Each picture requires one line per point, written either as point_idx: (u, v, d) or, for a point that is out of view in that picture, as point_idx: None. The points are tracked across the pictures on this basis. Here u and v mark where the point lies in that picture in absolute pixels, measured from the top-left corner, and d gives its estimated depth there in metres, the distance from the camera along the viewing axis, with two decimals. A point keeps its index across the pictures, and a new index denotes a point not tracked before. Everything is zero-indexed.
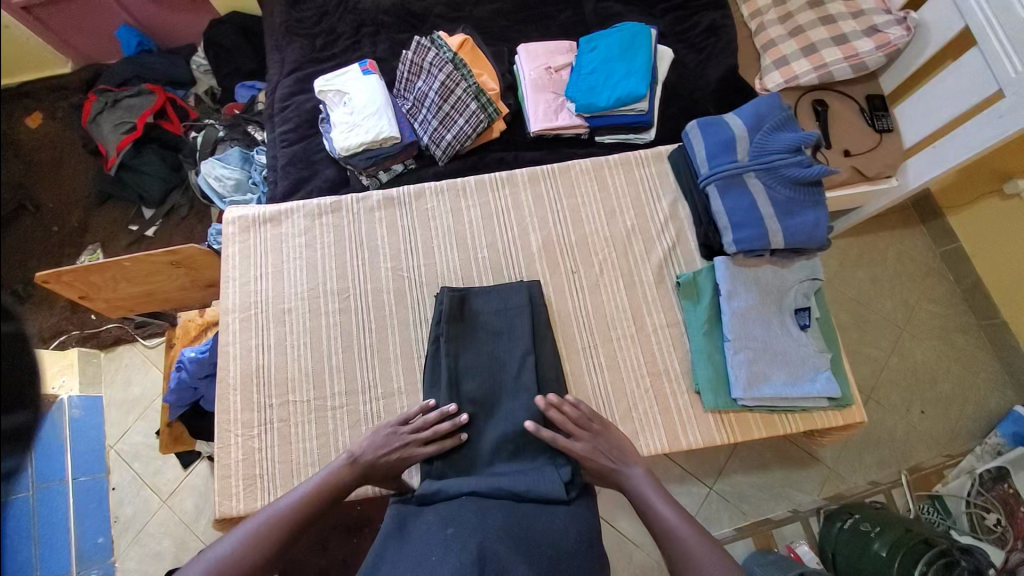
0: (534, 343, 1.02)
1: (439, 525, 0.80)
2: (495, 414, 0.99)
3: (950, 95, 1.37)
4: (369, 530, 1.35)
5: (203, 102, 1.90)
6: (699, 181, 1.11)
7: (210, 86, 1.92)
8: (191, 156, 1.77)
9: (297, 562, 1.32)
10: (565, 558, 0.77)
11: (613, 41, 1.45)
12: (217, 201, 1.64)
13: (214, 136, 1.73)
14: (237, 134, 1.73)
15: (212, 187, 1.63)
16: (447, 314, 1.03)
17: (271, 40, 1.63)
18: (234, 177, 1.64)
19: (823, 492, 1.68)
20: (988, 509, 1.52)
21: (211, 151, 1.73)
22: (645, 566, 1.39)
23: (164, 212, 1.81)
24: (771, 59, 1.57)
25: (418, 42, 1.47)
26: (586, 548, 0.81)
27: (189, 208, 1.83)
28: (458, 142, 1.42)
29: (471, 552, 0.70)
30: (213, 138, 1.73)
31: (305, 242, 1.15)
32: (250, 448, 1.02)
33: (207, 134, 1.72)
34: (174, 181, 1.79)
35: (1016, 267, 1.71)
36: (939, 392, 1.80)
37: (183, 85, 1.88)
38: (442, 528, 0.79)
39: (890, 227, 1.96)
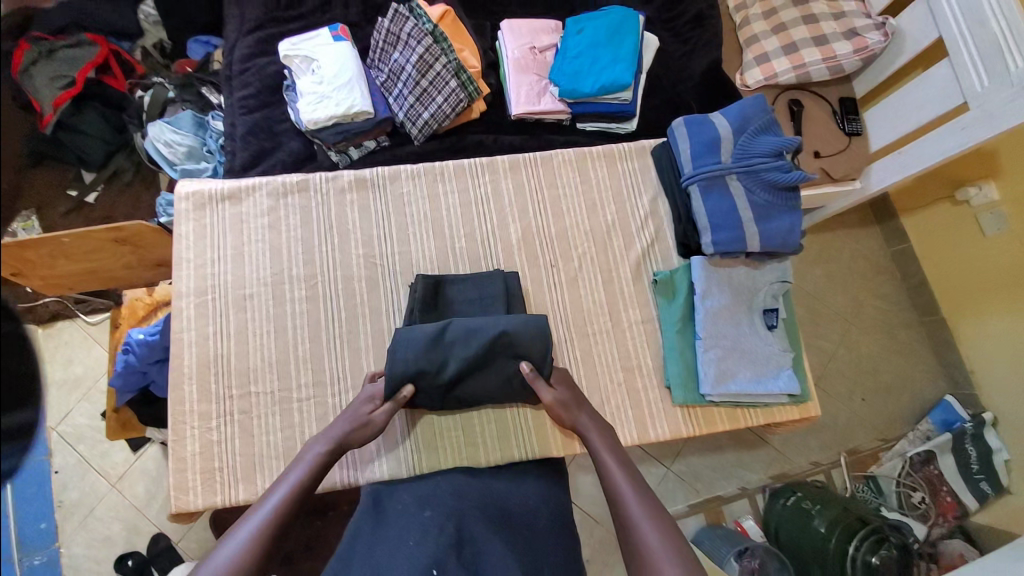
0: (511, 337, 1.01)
1: (415, 507, 0.87)
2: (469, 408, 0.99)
3: (918, 103, 1.42)
4: (334, 515, 1.33)
5: (151, 57, 1.72)
6: (681, 180, 1.11)
7: (159, 39, 1.72)
8: (137, 118, 1.64)
9: None
10: (539, 534, 0.86)
11: (600, 25, 1.41)
12: (167, 169, 1.53)
13: (163, 96, 1.57)
14: (189, 95, 1.59)
15: (160, 152, 1.51)
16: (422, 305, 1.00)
17: None
18: (187, 143, 1.52)
19: (769, 472, 1.77)
20: (915, 489, 1.69)
21: (159, 113, 1.58)
22: (604, 542, 1.44)
23: (106, 177, 1.67)
24: (753, 55, 1.57)
25: (395, 10, 1.37)
26: (561, 525, 0.90)
27: (135, 174, 1.69)
28: (436, 121, 1.35)
29: (450, 534, 0.78)
30: (163, 99, 1.58)
31: (269, 223, 1.07)
32: (207, 441, 0.97)
33: (156, 94, 1.57)
34: (117, 144, 1.64)
35: (958, 269, 1.82)
36: (880, 381, 1.93)
37: (129, 36, 1.69)
38: (421, 511, 0.85)
39: (850, 225, 2.05)
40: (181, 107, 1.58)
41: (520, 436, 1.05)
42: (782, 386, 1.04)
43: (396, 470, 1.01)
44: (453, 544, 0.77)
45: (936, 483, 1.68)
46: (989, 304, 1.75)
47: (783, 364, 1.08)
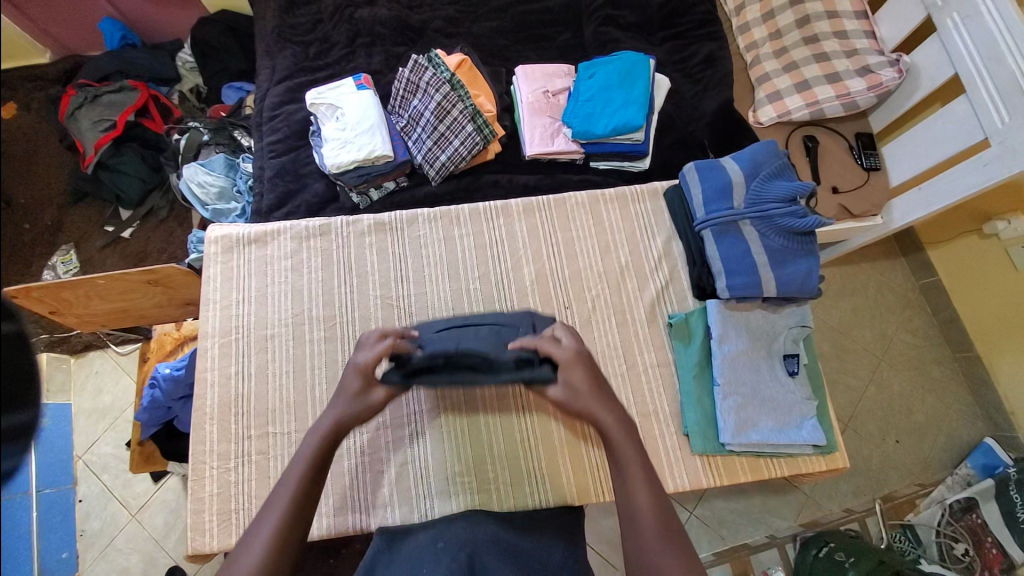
0: None
1: (428, 542, 0.86)
2: None
3: (938, 139, 1.40)
4: None
5: (189, 101, 1.82)
6: (694, 224, 1.11)
7: (196, 84, 1.84)
8: (173, 159, 1.70)
9: None
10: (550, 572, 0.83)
11: (612, 69, 1.45)
12: (199, 208, 1.61)
13: (198, 140, 1.66)
14: (223, 138, 1.68)
15: (193, 193, 1.59)
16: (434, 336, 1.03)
17: (263, 45, 1.58)
18: (218, 184, 1.60)
19: (801, 518, 1.71)
20: (957, 539, 1.59)
21: (194, 155, 1.68)
22: None
23: (142, 215, 1.75)
24: (765, 93, 1.59)
25: (415, 60, 1.45)
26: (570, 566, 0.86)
27: (169, 211, 1.77)
28: (453, 163, 1.40)
29: (462, 561, 0.78)
30: (198, 144, 1.67)
31: (292, 265, 1.11)
32: (225, 482, 0.98)
33: (191, 138, 1.66)
34: (155, 183, 1.73)
35: (992, 304, 1.75)
36: (914, 421, 1.84)
37: (168, 82, 1.81)
38: (433, 543, 0.85)
39: (873, 258, 2.00)
40: (213, 151, 1.67)
41: (533, 482, 1.03)
42: (808, 437, 1.01)
43: (408, 516, 1.00)
44: (463, 567, 0.77)
45: (980, 533, 1.55)
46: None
47: (807, 412, 1.04)
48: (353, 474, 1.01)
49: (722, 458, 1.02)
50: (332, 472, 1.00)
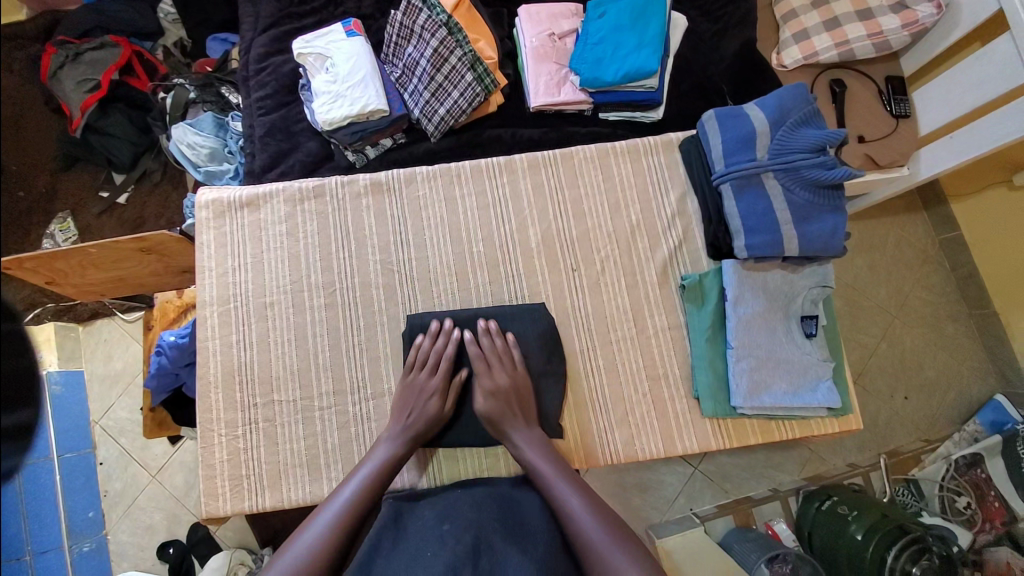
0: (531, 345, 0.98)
1: (435, 521, 0.85)
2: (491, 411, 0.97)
3: (976, 83, 1.29)
4: None
5: (173, 56, 1.74)
6: (712, 179, 1.02)
7: (180, 37, 1.72)
8: (160, 120, 1.63)
9: None
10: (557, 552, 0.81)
11: (624, 7, 1.32)
12: (193, 171, 1.56)
13: (184, 97, 1.58)
14: (209, 96, 1.59)
15: (185, 154, 1.54)
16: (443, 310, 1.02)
17: None
18: (208, 145, 1.54)
19: (803, 473, 1.81)
20: (960, 493, 1.66)
21: (182, 114, 1.60)
22: None
23: (136, 178, 1.68)
24: (790, 32, 1.46)
25: (408, 2, 1.31)
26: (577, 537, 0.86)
27: (163, 173, 1.71)
28: (452, 117, 1.31)
29: (466, 545, 0.76)
30: (185, 101, 1.59)
31: (287, 231, 1.06)
32: (234, 449, 1.00)
33: (177, 95, 1.58)
34: (145, 145, 1.65)
35: (1014, 260, 1.71)
36: (925, 378, 1.86)
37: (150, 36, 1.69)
38: (440, 524, 0.83)
39: (894, 212, 1.94)
40: (203, 110, 1.59)
41: None
42: (822, 400, 0.98)
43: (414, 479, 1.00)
44: (467, 553, 0.75)
45: (982, 488, 1.64)
46: None
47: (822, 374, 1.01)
48: (360, 441, 0.99)
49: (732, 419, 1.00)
50: (340, 438, 0.99)
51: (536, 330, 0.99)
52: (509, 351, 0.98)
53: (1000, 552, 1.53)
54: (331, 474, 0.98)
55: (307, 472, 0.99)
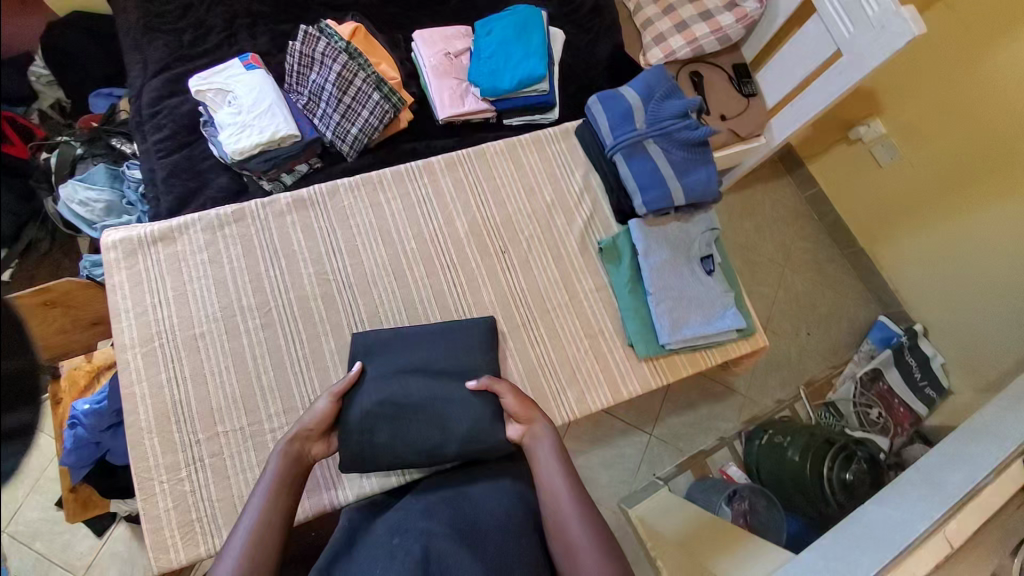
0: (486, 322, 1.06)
1: (385, 536, 0.80)
2: None
3: (802, 59, 1.60)
4: None
5: (52, 119, 1.68)
6: (606, 152, 1.14)
7: (57, 98, 1.68)
8: (45, 181, 1.53)
9: None
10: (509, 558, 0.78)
11: (508, 24, 1.48)
12: (88, 229, 1.51)
13: (71, 154, 1.54)
14: (99, 149, 1.56)
15: (76, 213, 1.50)
16: (388, 310, 1.05)
17: (128, 39, 1.48)
18: (104, 198, 1.51)
19: (742, 416, 2.00)
20: (871, 405, 1.94)
21: (70, 172, 1.55)
22: None
23: (20, 251, 1.52)
24: (650, 37, 1.74)
25: (305, 32, 1.37)
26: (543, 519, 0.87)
27: (52, 242, 1.58)
28: (366, 135, 1.37)
29: (416, 555, 0.72)
30: (73, 159, 1.55)
31: (209, 258, 1.04)
32: (179, 493, 0.95)
33: (62, 154, 1.53)
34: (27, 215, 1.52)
35: (867, 199, 2.06)
36: (818, 314, 2.17)
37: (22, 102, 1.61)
38: (390, 539, 0.78)
39: (765, 179, 2.27)
40: (92, 163, 1.55)
41: None
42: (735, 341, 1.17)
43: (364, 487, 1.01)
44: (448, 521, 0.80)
45: (888, 398, 1.95)
46: (903, 223, 1.98)
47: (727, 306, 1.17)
48: None
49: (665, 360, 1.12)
50: None
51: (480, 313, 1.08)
52: (457, 336, 1.03)
53: (914, 448, 1.88)
54: None
55: None
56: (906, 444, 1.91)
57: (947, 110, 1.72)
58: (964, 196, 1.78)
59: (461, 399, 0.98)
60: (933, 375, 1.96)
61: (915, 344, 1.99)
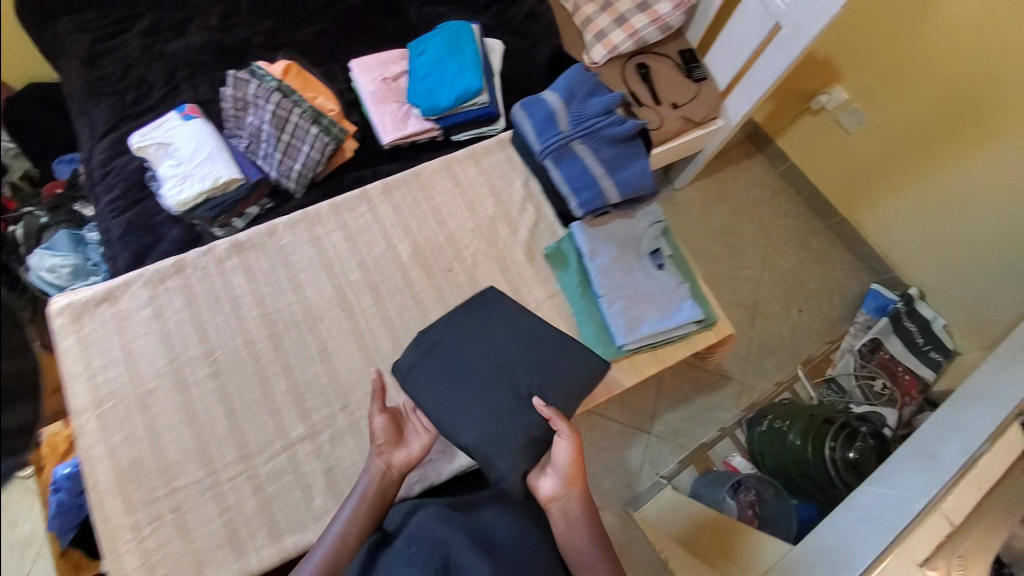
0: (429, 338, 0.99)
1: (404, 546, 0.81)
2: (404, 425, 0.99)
3: (743, 37, 1.58)
4: None
5: (21, 189, 1.67)
6: (537, 158, 1.17)
7: (26, 169, 1.69)
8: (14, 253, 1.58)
9: None
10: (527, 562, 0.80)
11: (438, 43, 1.49)
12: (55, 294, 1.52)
13: (36, 224, 1.58)
14: (63, 216, 1.59)
15: (44, 281, 1.50)
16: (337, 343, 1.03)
17: (75, 107, 1.52)
18: (70, 263, 1.51)
19: (741, 404, 1.90)
20: (874, 377, 1.83)
21: (36, 241, 1.58)
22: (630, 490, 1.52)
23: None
24: (591, 35, 1.72)
25: (235, 77, 1.38)
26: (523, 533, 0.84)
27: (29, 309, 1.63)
28: (309, 169, 1.37)
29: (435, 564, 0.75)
30: (39, 228, 1.58)
31: (152, 313, 1.04)
32: (145, 550, 0.92)
33: (28, 224, 1.57)
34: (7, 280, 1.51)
35: (841, 165, 1.99)
36: (807, 289, 2.08)
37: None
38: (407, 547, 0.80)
39: (734, 160, 2.23)
40: (57, 229, 1.57)
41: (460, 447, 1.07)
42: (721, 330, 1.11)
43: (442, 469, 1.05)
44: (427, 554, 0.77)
45: (891, 366, 1.84)
46: (882, 186, 1.91)
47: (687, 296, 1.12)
48: (281, 498, 0.94)
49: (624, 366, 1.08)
50: (258, 502, 0.94)
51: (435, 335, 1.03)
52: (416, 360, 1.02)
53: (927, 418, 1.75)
54: (256, 543, 0.92)
55: (234, 551, 0.92)
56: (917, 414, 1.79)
57: (903, 67, 1.68)
58: (939, 150, 1.72)
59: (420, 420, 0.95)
60: (936, 338, 1.85)
61: (913, 309, 1.89)
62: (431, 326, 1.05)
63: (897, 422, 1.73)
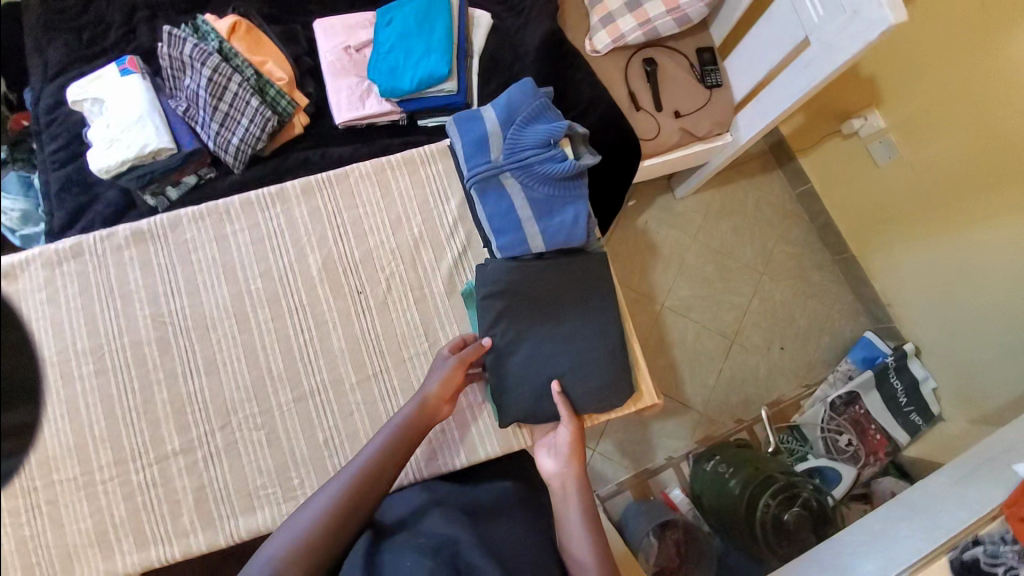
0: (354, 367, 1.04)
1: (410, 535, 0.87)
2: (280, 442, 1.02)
3: (768, 45, 1.33)
4: None
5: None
6: (464, 183, 1.10)
7: None
8: None
9: None
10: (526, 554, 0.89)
11: (408, 12, 1.31)
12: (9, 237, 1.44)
13: None
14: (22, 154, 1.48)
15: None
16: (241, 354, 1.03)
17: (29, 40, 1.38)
18: (20, 208, 1.42)
19: (695, 436, 1.77)
20: (841, 432, 1.69)
21: None
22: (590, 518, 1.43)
23: None
24: (597, 18, 1.45)
25: (169, 34, 1.27)
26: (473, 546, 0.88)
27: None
28: (249, 145, 1.25)
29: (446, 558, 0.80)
30: None
31: (48, 298, 1.02)
32: (19, 539, 0.94)
33: None
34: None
35: (862, 200, 1.75)
36: (797, 327, 1.88)
37: None
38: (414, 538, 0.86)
39: (750, 172, 1.95)
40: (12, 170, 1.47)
41: None
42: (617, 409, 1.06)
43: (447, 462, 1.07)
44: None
45: (863, 423, 1.69)
46: (902, 232, 1.68)
47: (602, 357, 1.06)
48: (149, 509, 0.97)
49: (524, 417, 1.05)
50: (128, 510, 0.96)
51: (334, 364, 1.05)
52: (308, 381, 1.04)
53: (886, 481, 1.64)
54: (122, 547, 0.96)
55: (99, 551, 0.96)
56: (878, 475, 1.68)
57: (953, 103, 1.42)
58: (969, 203, 1.48)
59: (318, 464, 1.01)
60: (921, 400, 1.69)
61: (902, 366, 1.71)
62: (329, 354, 1.05)
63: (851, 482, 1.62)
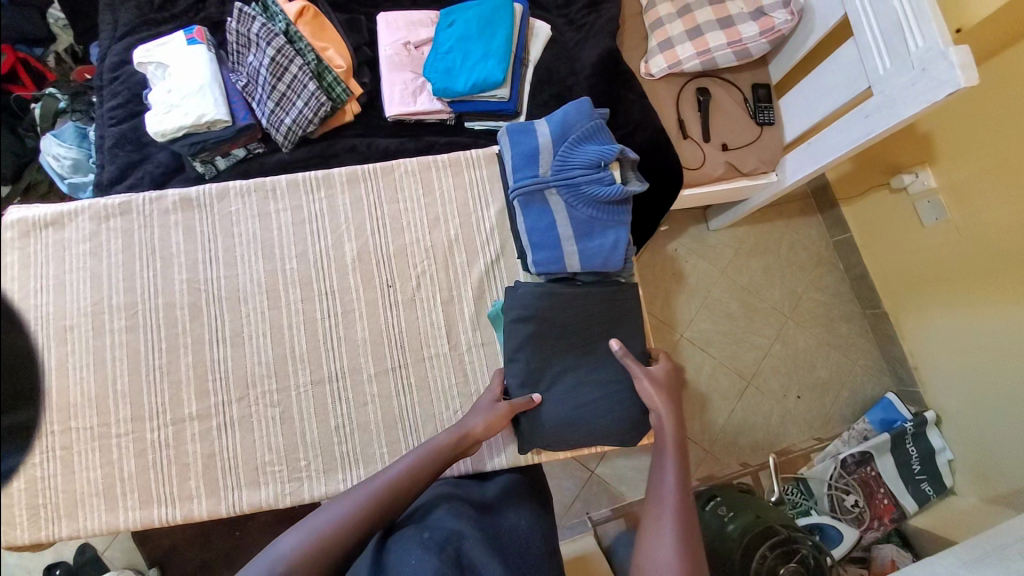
0: (377, 364, 1.06)
1: (414, 530, 0.87)
2: (291, 423, 1.02)
3: (828, 90, 1.30)
4: (253, 524, 1.35)
5: (64, 63, 1.59)
6: (508, 194, 1.10)
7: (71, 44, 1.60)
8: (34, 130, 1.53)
9: (179, 553, 1.34)
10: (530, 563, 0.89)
11: (471, 16, 1.32)
12: (60, 183, 1.48)
13: (54, 107, 1.51)
14: (81, 106, 1.52)
15: (50, 168, 1.46)
16: (268, 330, 1.05)
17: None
18: (72, 156, 1.46)
19: (698, 473, 1.73)
20: (848, 491, 1.63)
21: (52, 125, 1.52)
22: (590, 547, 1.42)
23: (21, 191, 1.52)
24: (656, 41, 1.45)
25: (240, 10, 1.30)
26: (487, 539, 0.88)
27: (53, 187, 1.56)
28: (300, 127, 1.28)
29: (452, 555, 0.81)
30: (54, 111, 1.52)
31: (91, 249, 1.05)
32: (31, 478, 0.97)
33: (46, 105, 1.50)
34: (31, 156, 1.53)
35: (902, 258, 1.70)
36: (817, 377, 1.83)
37: (42, 43, 1.59)
38: (419, 533, 0.86)
39: (789, 215, 1.91)
40: (69, 120, 1.52)
41: (347, 468, 1.02)
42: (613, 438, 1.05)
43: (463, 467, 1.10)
44: None
45: (872, 485, 1.62)
46: (937, 297, 1.63)
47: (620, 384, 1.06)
48: (158, 468, 0.99)
49: (532, 433, 1.05)
50: (137, 466, 0.99)
51: (354, 355, 1.06)
52: (326, 368, 1.05)
53: (887, 549, 1.58)
54: (126, 503, 0.98)
55: (104, 501, 0.98)
56: (880, 540, 1.62)
57: (1011, 173, 1.36)
58: (1013, 278, 1.42)
59: (329, 453, 1.02)
60: (936, 471, 1.64)
61: (922, 433, 1.66)
62: (351, 341, 1.06)
63: (852, 544, 1.54)
